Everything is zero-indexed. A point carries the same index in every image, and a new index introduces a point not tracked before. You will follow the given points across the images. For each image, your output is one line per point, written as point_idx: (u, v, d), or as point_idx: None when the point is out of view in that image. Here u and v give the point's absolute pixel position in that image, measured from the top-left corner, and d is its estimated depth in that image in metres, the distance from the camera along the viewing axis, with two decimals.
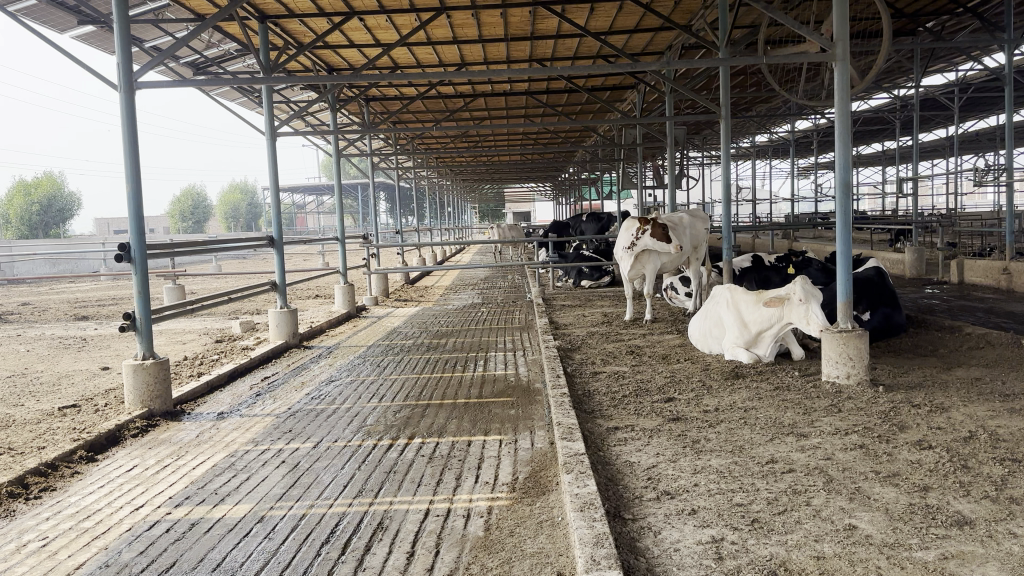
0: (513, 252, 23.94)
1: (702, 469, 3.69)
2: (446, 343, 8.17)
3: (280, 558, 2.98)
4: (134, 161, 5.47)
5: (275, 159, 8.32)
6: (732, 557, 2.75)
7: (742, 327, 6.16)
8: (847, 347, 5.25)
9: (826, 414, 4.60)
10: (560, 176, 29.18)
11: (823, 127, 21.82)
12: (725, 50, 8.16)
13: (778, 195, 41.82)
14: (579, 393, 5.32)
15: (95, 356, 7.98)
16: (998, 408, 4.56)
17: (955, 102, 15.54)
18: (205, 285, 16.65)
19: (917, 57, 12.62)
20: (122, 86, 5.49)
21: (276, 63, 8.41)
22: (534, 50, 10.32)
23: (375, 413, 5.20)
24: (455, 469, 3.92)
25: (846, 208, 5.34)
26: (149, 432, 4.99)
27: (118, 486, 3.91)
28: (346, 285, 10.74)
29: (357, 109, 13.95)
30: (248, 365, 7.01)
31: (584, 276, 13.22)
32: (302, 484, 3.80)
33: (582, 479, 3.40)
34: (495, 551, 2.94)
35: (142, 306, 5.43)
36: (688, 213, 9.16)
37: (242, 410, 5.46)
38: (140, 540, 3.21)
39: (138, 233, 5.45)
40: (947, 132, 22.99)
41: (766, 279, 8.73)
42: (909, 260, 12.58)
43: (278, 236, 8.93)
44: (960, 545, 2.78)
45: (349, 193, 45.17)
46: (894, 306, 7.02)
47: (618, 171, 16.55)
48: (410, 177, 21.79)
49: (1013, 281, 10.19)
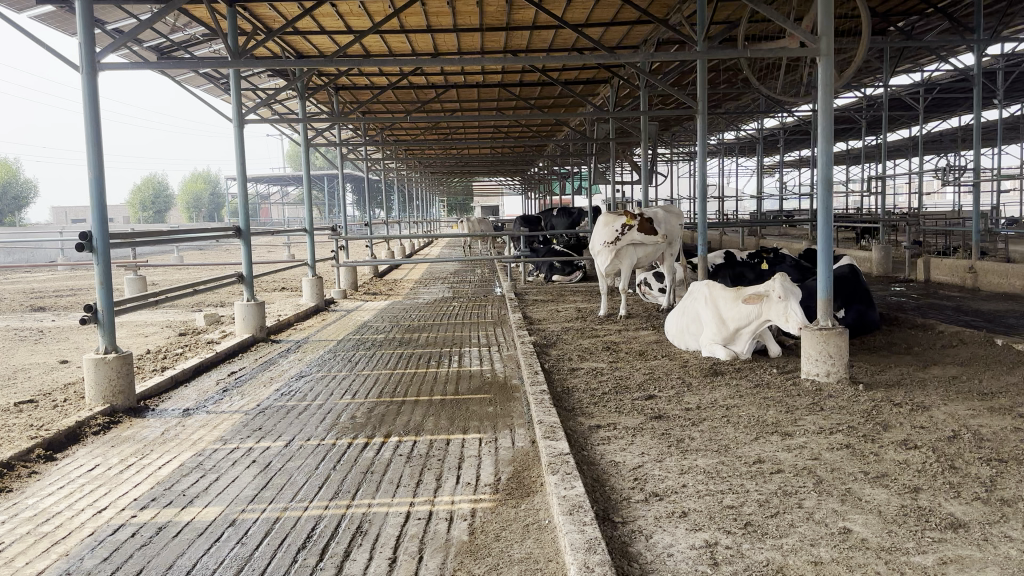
0: (482, 246, 23.87)
1: (689, 469, 3.60)
2: (418, 338, 7.99)
3: (255, 564, 2.83)
4: (97, 146, 5.24)
5: (242, 147, 8.07)
6: (728, 563, 2.67)
7: (719, 324, 6.10)
8: (828, 345, 5.20)
9: (809, 413, 4.55)
10: (530, 170, 29.09)
11: (792, 125, 22.02)
12: (703, 45, 8.10)
13: (745, 192, 42.12)
14: (557, 390, 5.22)
15: (52, 350, 7.68)
16: (978, 407, 4.55)
17: (922, 102, 15.68)
18: (166, 275, 16.26)
19: (885, 57, 12.73)
20: (85, 67, 5.25)
21: (245, 48, 8.17)
22: (509, 41, 10.20)
23: (348, 411, 5.05)
24: (435, 469, 3.80)
25: (828, 206, 5.28)
26: (111, 430, 4.78)
27: (78, 487, 3.71)
28: (315, 278, 10.46)
29: (326, 98, 13.68)
30: (213, 359, 6.79)
31: (555, 271, 13.04)
32: (275, 485, 3.64)
33: (569, 481, 3.30)
34: (481, 557, 2.82)
35: (104, 296, 5.21)
36: (663, 208, 9.14)
37: (209, 406, 5.26)
38: (104, 546, 3.03)
39: (102, 219, 5.22)
40: (911, 132, 23.28)
41: (740, 275, 8.70)
42: (876, 258, 12.67)
43: (246, 227, 8.67)
44: (958, 549, 2.72)
45: (314, 185, 44.56)
46: (867, 303, 7.03)
47: (590, 166, 16.51)
48: (379, 169, 21.63)
49: (978, 280, 10.29)
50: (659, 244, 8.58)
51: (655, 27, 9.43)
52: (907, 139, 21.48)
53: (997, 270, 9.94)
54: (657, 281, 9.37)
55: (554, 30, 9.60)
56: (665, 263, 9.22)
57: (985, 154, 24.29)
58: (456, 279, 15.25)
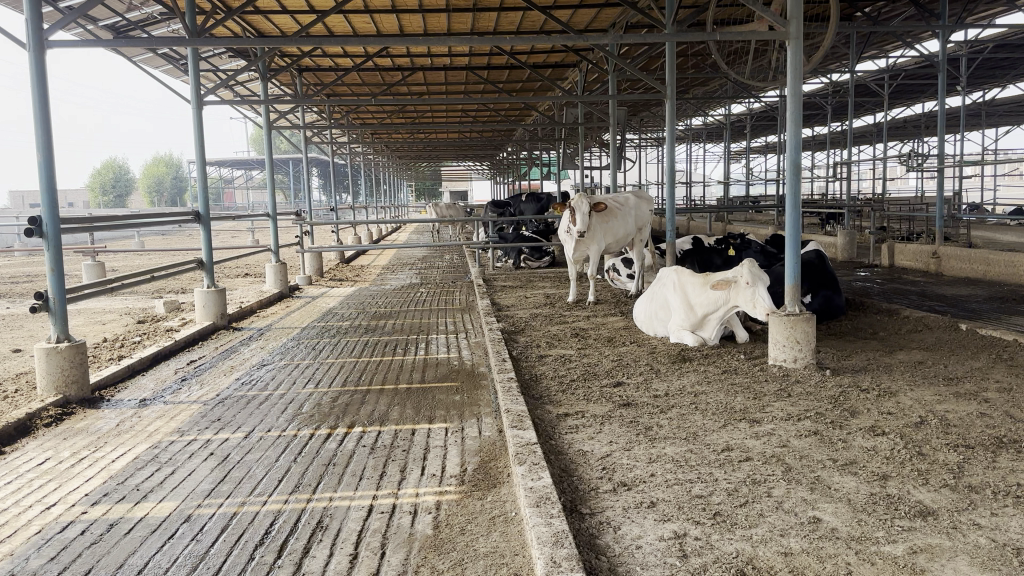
0: (451, 232, 23.74)
1: (657, 458, 3.55)
2: (384, 325, 7.88)
3: (210, 562, 2.73)
4: (46, 125, 5.03)
5: (201, 129, 7.85)
6: (697, 555, 2.62)
7: (687, 310, 6.06)
8: (795, 331, 5.18)
9: (777, 399, 4.54)
10: (499, 155, 28.92)
11: (759, 111, 22.12)
12: (672, 28, 8.01)
13: (713, 178, 42.68)
14: (526, 377, 5.16)
15: (5, 338, 7.45)
16: (944, 392, 4.56)
17: (888, 88, 15.75)
18: (127, 260, 15.91)
19: (852, 42, 12.78)
20: (32, 44, 5.03)
21: (203, 28, 7.92)
22: (476, 23, 10.05)
23: (310, 401, 4.93)
24: (400, 461, 3.71)
25: (796, 190, 5.25)
26: (64, 422, 4.61)
27: (27, 483, 3.55)
28: (278, 264, 10.26)
29: (289, 80, 13.42)
30: (172, 348, 6.61)
31: (524, 256, 12.96)
32: (233, 479, 3.52)
33: (535, 472, 3.22)
34: (446, 552, 2.74)
35: (56, 283, 5.02)
36: (634, 195, 9.17)
37: (166, 397, 5.11)
38: (52, 545, 2.90)
39: (51, 203, 5.01)
40: (876, 118, 23.45)
41: (707, 261, 8.66)
42: (841, 244, 12.77)
43: (206, 211, 8.43)
44: (926, 537, 2.70)
45: (280, 169, 43.99)
46: (834, 289, 7.02)
47: (558, 151, 16.43)
48: (346, 154, 21.37)
49: (942, 265, 10.40)
50: (583, 230, 8.07)
51: (623, 9, 9.32)
52: (873, 125, 21.66)
53: (960, 255, 10.04)
54: (625, 267, 9.28)
55: (522, 11, 9.46)
56: (635, 249, 9.19)
57: (948, 141, 24.67)
58: (424, 265, 15.09)
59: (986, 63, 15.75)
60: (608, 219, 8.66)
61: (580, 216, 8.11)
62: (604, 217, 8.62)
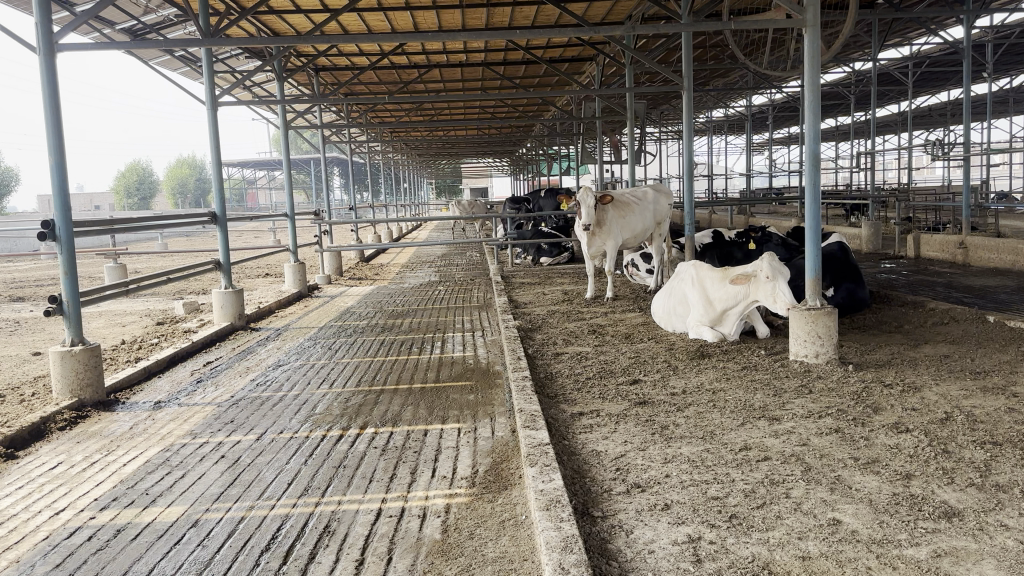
0: (471, 228, 23.68)
1: (673, 458, 3.47)
2: (401, 324, 7.84)
3: (215, 568, 2.70)
4: (57, 127, 5.03)
5: (216, 130, 7.86)
6: (712, 559, 2.54)
7: (707, 306, 5.94)
8: (817, 326, 5.06)
9: (798, 396, 4.43)
10: (520, 151, 28.86)
11: (781, 102, 21.84)
12: (688, 19, 7.90)
13: (735, 171, 42.25)
14: (541, 375, 5.10)
15: (26, 341, 7.50)
16: (971, 387, 4.42)
17: (913, 75, 15.45)
18: (150, 261, 16.02)
19: (875, 29, 12.55)
20: (42, 48, 5.03)
21: (218, 29, 7.93)
22: (491, 18, 10.00)
23: (325, 401, 4.90)
24: (410, 463, 3.66)
25: (816, 181, 5.13)
26: (78, 424, 4.62)
27: (38, 487, 3.56)
28: (297, 263, 10.24)
29: (305, 79, 13.43)
30: (189, 350, 6.61)
31: (543, 253, 12.85)
32: (243, 483, 3.49)
33: (547, 474, 3.16)
34: (454, 557, 2.68)
35: (70, 286, 5.01)
36: (652, 187, 9.10)
37: (181, 399, 5.11)
38: (57, 552, 2.88)
39: (64, 207, 5.01)
40: (901, 106, 23.01)
41: (728, 255, 8.56)
42: (865, 235, 12.54)
43: (222, 212, 8.42)
44: (952, 540, 2.59)
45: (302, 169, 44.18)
46: (858, 281, 6.87)
47: (576, 146, 16.32)
48: (365, 152, 21.38)
49: (969, 255, 10.18)
50: (588, 225, 8.00)
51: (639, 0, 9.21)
52: (898, 114, 21.28)
53: (989, 245, 9.81)
54: (644, 262, 9.23)
55: (537, 6, 9.39)
56: (653, 243, 9.13)
57: (976, 128, 24.18)
58: (443, 262, 15.05)
59: (1014, 47, 15.37)
60: (626, 215, 8.57)
61: (585, 211, 8.03)
62: (621, 213, 8.52)
